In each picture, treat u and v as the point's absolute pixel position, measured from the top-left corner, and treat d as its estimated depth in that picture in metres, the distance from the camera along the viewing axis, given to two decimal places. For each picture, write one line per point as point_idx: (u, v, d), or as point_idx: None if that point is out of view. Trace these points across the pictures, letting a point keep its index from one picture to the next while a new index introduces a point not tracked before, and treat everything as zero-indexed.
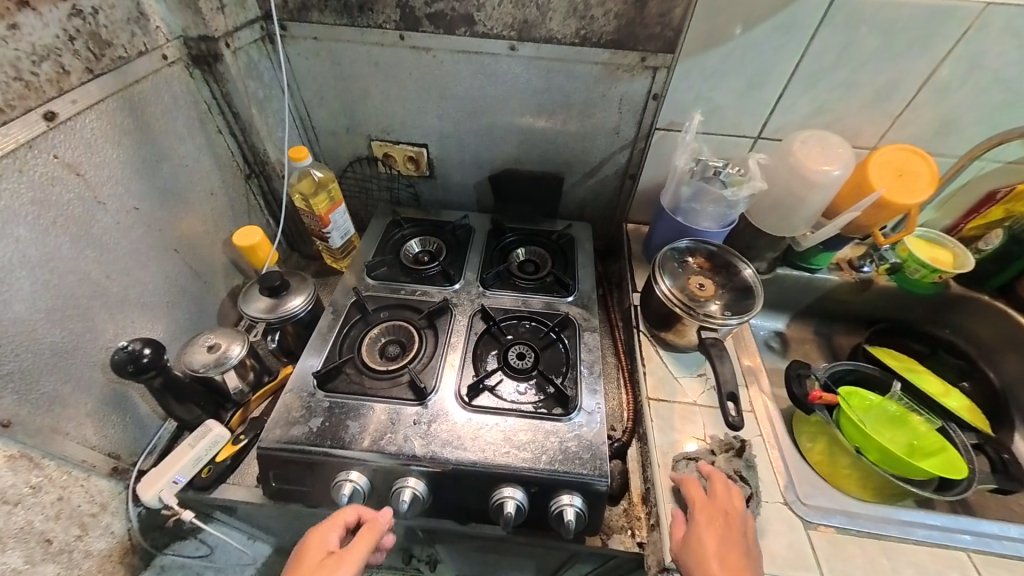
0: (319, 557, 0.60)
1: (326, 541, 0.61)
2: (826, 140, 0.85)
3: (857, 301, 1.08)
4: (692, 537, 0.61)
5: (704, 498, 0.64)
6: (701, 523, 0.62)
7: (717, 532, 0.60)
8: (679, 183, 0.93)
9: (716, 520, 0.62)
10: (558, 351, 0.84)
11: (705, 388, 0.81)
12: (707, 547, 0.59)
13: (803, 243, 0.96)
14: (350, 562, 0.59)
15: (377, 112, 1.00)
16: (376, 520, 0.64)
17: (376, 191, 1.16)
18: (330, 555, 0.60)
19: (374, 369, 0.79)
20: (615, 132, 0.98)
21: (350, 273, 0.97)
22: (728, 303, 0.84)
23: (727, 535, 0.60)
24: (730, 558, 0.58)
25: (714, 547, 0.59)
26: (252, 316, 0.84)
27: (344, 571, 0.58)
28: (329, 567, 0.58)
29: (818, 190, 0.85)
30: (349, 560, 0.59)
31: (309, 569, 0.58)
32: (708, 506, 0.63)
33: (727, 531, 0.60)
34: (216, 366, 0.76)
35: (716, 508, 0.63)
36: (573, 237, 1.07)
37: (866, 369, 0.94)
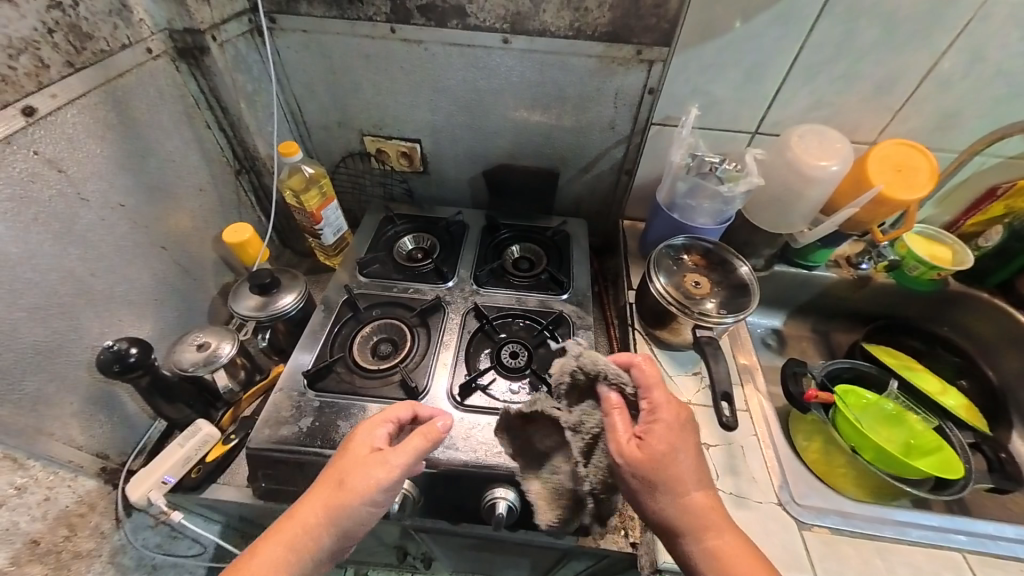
0: (362, 447, 0.58)
1: (373, 434, 0.60)
2: (824, 135, 0.83)
3: (855, 298, 1.07)
4: (654, 456, 0.54)
5: (654, 407, 0.57)
6: (654, 431, 0.55)
7: (677, 444, 0.55)
8: (675, 179, 0.92)
9: (676, 429, 0.56)
10: (552, 349, 0.83)
11: (699, 386, 0.80)
12: (659, 455, 0.54)
13: (800, 240, 0.95)
14: (391, 467, 0.56)
15: (369, 106, 0.98)
16: (431, 427, 0.59)
17: (369, 187, 1.14)
18: (373, 452, 0.58)
19: (366, 368, 0.78)
20: (611, 127, 0.97)
21: (343, 270, 0.96)
22: (724, 300, 0.82)
23: (687, 442, 0.56)
24: (678, 458, 0.55)
25: (677, 463, 0.55)
26: (242, 314, 0.83)
27: (381, 474, 0.55)
28: (368, 463, 0.56)
29: (816, 186, 0.83)
30: (389, 464, 0.56)
31: (350, 460, 0.57)
32: (663, 417, 0.56)
33: (687, 439, 0.56)
34: (206, 364, 0.75)
35: (669, 415, 0.57)
36: (569, 233, 1.05)
37: (864, 367, 0.93)
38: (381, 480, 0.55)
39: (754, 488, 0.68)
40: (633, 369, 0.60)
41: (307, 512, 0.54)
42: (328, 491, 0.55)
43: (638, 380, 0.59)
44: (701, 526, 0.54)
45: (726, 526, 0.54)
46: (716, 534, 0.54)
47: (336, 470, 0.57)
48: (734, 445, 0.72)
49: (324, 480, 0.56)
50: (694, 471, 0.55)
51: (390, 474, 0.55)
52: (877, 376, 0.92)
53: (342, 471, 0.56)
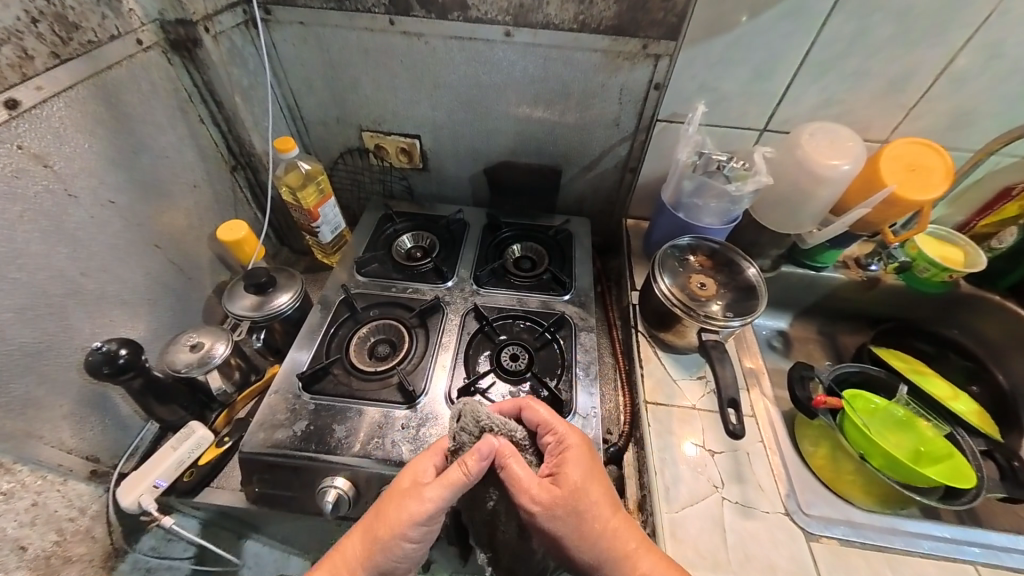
0: (408, 478, 0.59)
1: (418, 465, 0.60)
2: (835, 133, 0.81)
3: (863, 300, 1.05)
4: (571, 489, 0.59)
5: (556, 441, 0.62)
6: (570, 474, 0.59)
7: (588, 469, 0.61)
8: (680, 177, 0.90)
9: (583, 452, 0.61)
10: (553, 351, 0.81)
11: (704, 391, 0.78)
12: (581, 496, 0.59)
13: (808, 241, 0.92)
14: (427, 501, 0.55)
15: (367, 101, 0.96)
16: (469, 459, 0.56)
17: (368, 183, 1.12)
18: (414, 484, 0.58)
19: (363, 370, 0.76)
20: (615, 124, 0.94)
21: (340, 269, 0.94)
22: (729, 303, 0.80)
23: (594, 465, 0.62)
24: (597, 492, 0.60)
25: (588, 492, 0.59)
26: (238, 314, 0.81)
27: (417, 509, 0.55)
28: (410, 497, 0.56)
29: (826, 185, 0.81)
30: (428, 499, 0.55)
31: (391, 492, 0.58)
32: (570, 448, 0.61)
33: (595, 463, 0.62)
34: (200, 365, 0.74)
35: (576, 444, 0.62)
36: (572, 232, 1.03)
37: (872, 371, 0.91)
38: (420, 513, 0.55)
39: (760, 497, 0.66)
40: (526, 413, 0.64)
41: (351, 542, 0.57)
42: (367, 521, 0.57)
43: (536, 421, 0.64)
44: (624, 551, 0.57)
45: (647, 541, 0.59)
46: (640, 555, 0.57)
47: (380, 502, 0.58)
48: (740, 452, 0.70)
49: (369, 512, 0.58)
50: (608, 494, 0.61)
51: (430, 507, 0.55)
52: (885, 380, 0.91)
53: (383, 502, 0.57)
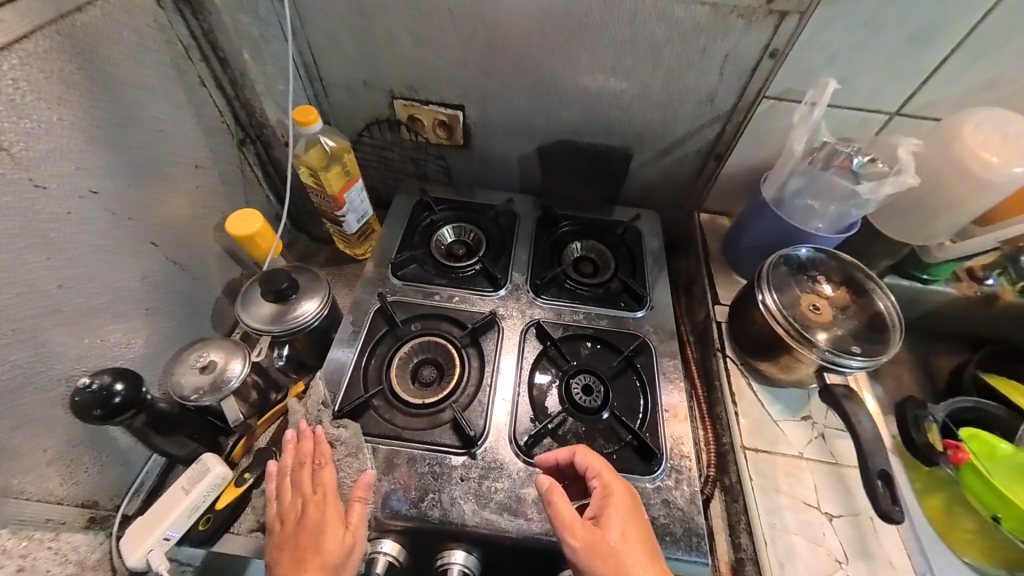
0: (314, 503, 0.55)
1: (326, 483, 0.56)
2: (1009, 125, 0.64)
3: (973, 318, 0.90)
4: (611, 537, 0.49)
5: (601, 480, 0.54)
6: (610, 522, 0.50)
7: (631, 521, 0.50)
8: (792, 171, 0.73)
9: (629, 501, 0.52)
10: (631, 383, 0.68)
11: (811, 437, 0.66)
12: (621, 545, 0.48)
13: (936, 254, 0.76)
14: (354, 527, 0.54)
15: (403, 62, 0.78)
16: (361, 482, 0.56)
17: (398, 161, 0.95)
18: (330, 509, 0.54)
19: (409, 403, 0.64)
20: (707, 101, 0.76)
21: (370, 269, 0.79)
22: (853, 334, 0.66)
23: (640, 518, 0.52)
24: (642, 546, 0.49)
25: (627, 543, 0.49)
26: (255, 326, 0.68)
27: (349, 538, 0.53)
28: (334, 525, 0.53)
29: (986, 192, 0.66)
30: (350, 526, 0.54)
31: (311, 524, 0.53)
32: (616, 496, 0.52)
33: (637, 505, 0.53)
34: (213, 391, 0.62)
35: (624, 491, 0.53)
36: (640, 231, 0.88)
37: (990, 407, 0.78)
38: (348, 542, 0.53)
39: None
40: (577, 456, 0.56)
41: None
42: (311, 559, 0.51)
43: (588, 466, 0.55)
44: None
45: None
46: None
47: (306, 538, 0.52)
48: (862, 518, 0.60)
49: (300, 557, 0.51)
50: (647, 545, 0.49)
51: (351, 534, 0.53)
52: (1003, 419, 0.78)
53: (309, 536, 0.52)
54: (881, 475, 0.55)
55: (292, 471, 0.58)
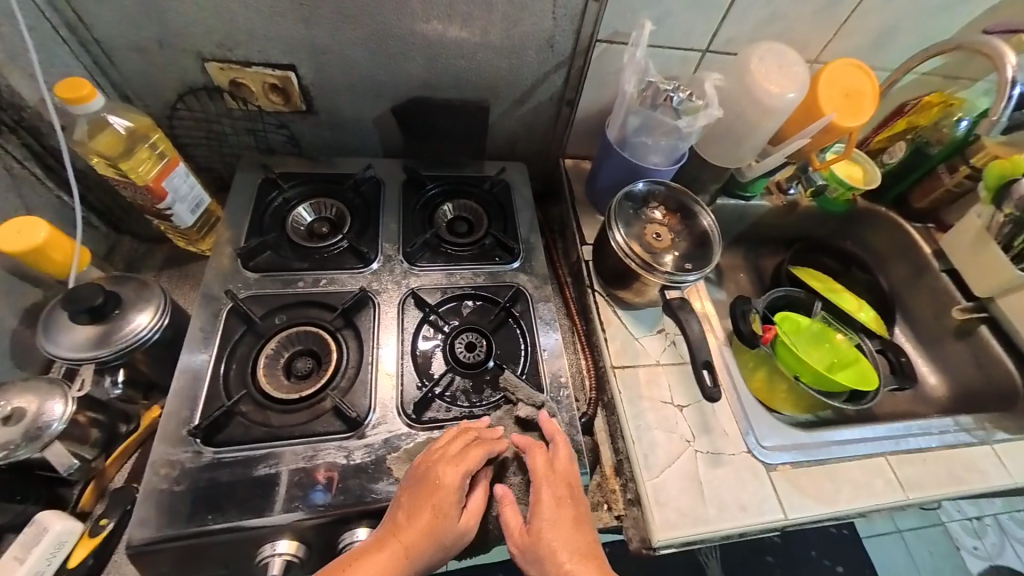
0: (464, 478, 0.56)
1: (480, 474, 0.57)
2: (783, 56, 0.76)
3: (784, 223, 1.10)
4: (544, 539, 0.54)
5: (546, 483, 0.57)
6: (548, 522, 0.55)
7: (564, 516, 0.56)
8: (627, 112, 0.79)
9: (561, 498, 0.57)
10: (511, 330, 0.73)
11: (665, 345, 0.77)
12: (557, 541, 0.54)
13: (748, 173, 0.90)
14: (472, 515, 0.55)
15: (202, 15, 0.65)
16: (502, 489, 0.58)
17: (232, 135, 0.82)
18: (461, 487, 0.54)
19: (282, 400, 0.61)
20: (549, 46, 0.77)
21: (215, 266, 0.70)
22: (687, 254, 0.77)
23: (572, 510, 0.56)
24: (575, 538, 0.55)
25: (559, 541, 0.54)
26: (69, 357, 0.58)
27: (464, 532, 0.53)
28: (456, 512, 0.53)
29: (771, 115, 0.77)
30: (469, 510, 0.55)
31: (446, 488, 0.53)
32: (548, 499, 0.56)
33: (571, 498, 0.57)
34: (30, 439, 0.54)
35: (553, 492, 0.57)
36: (509, 183, 0.89)
37: (794, 293, 0.98)
38: (461, 526, 0.53)
39: (725, 444, 0.70)
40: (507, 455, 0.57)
41: (409, 528, 0.51)
42: (428, 516, 0.51)
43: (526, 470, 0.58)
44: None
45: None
46: None
47: (431, 498, 0.52)
48: (704, 402, 0.73)
49: (419, 506, 0.52)
50: (576, 540, 0.55)
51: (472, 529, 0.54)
52: (804, 300, 0.98)
53: (440, 498, 0.52)
54: (706, 365, 0.72)
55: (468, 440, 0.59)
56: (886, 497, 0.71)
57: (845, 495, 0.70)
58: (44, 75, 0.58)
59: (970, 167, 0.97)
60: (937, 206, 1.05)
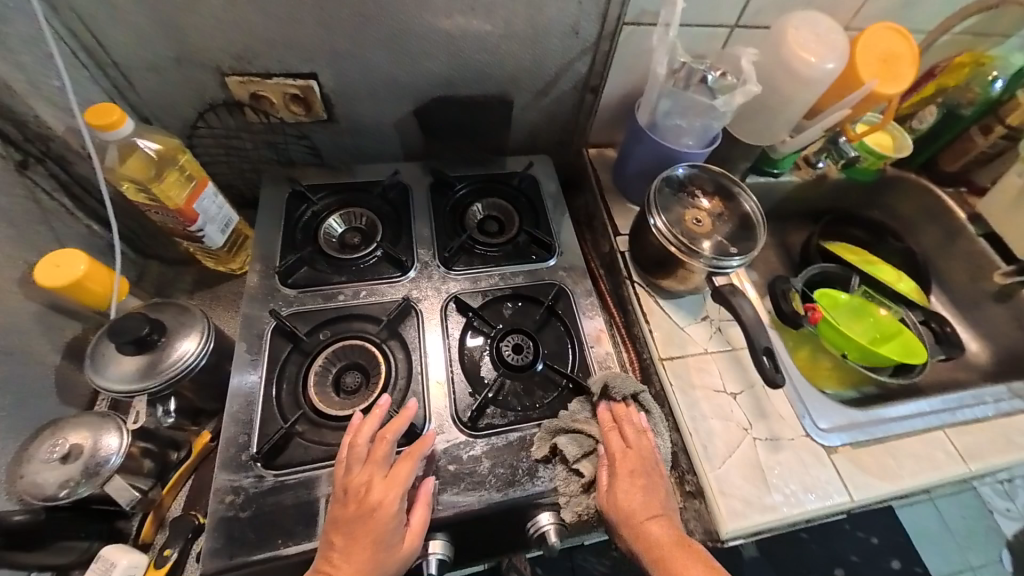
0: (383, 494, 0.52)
1: (398, 481, 0.52)
2: (818, 26, 0.74)
3: (813, 197, 1.07)
4: (628, 510, 0.55)
5: (628, 455, 0.59)
6: (627, 489, 0.57)
7: (642, 487, 0.57)
8: (658, 95, 0.76)
9: (641, 465, 0.58)
10: (556, 328, 0.72)
11: (711, 332, 0.76)
12: (639, 509, 0.55)
13: (781, 149, 0.87)
14: (414, 536, 0.52)
15: (218, 26, 0.63)
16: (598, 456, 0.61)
17: (252, 150, 0.80)
18: (399, 508, 0.52)
19: (337, 417, 0.60)
20: (573, 32, 0.74)
21: (251, 285, 0.69)
22: (730, 237, 0.75)
23: (651, 481, 0.58)
24: (656, 505, 0.56)
25: (643, 506, 0.55)
26: (117, 390, 0.56)
27: (409, 547, 0.51)
28: (395, 537, 0.51)
29: (808, 88, 0.75)
30: (409, 531, 0.52)
31: (382, 516, 0.50)
32: (628, 465, 0.58)
33: (650, 466, 0.59)
34: (91, 475, 0.53)
35: (631, 459, 0.59)
36: (536, 177, 0.87)
37: (830, 268, 0.95)
38: (404, 549, 0.51)
39: (782, 428, 0.69)
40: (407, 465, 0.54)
41: (346, 566, 0.49)
42: (367, 552, 0.49)
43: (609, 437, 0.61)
44: (662, 546, 0.52)
45: (687, 540, 0.53)
46: (680, 561, 0.51)
47: (368, 531, 0.50)
48: (756, 387, 0.72)
49: (353, 544, 0.49)
50: (656, 511, 0.56)
51: (413, 541, 0.52)
52: (840, 274, 0.96)
53: (378, 528, 0.50)
54: (766, 351, 0.70)
55: (369, 448, 0.55)
56: (948, 470, 0.70)
57: (908, 470, 0.69)
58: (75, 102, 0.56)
59: (1006, 126, 0.95)
60: (969, 169, 1.02)
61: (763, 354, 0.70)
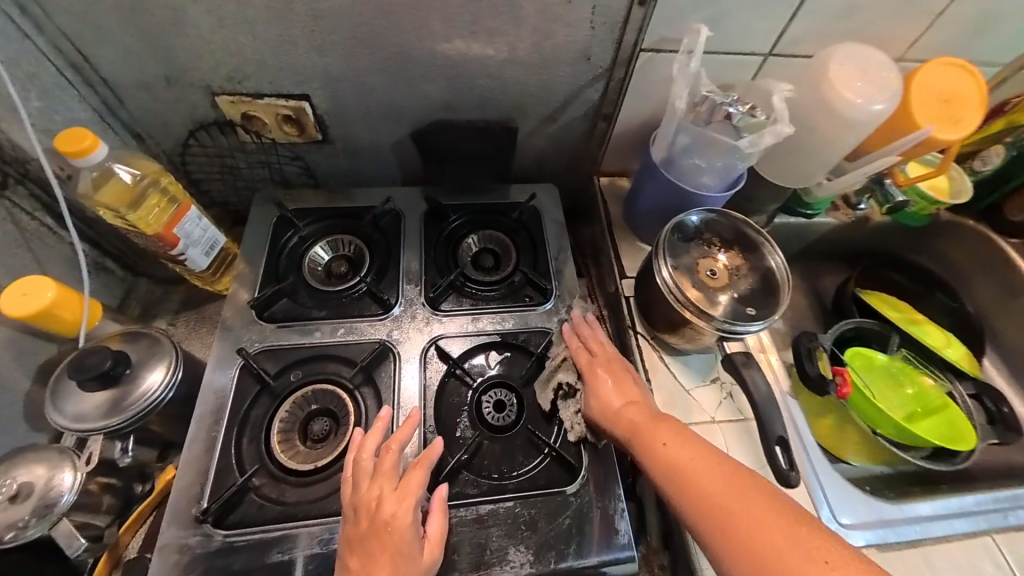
0: (396, 501, 0.50)
1: (412, 490, 0.51)
2: (865, 60, 0.65)
3: (853, 240, 0.96)
4: (607, 408, 0.59)
5: (596, 363, 0.63)
6: (598, 381, 0.61)
7: (610, 378, 0.61)
8: (676, 130, 0.69)
9: (609, 363, 0.62)
10: (544, 384, 0.65)
11: (720, 399, 0.68)
12: (613, 397, 0.59)
13: (817, 193, 0.79)
14: (434, 545, 0.50)
15: (206, 48, 0.60)
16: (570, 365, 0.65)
17: (246, 169, 0.77)
18: (415, 519, 0.50)
19: (296, 472, 0.56)
20: (584, 58, 0.68)
21: (228, 316, 0.66)
22: (748, 295, 0.67)
23: (621, 374, 0.61)
24: (629, 391, 0.59)
25: (615, 394, 0.59)
26: (75, 427, 0.54)
27: (430, 553, 0.50)
28: (415, 548, 0.49)
29: (850, 130, 0.66)
30: (429, 542, 0.51)
31: (398, 529, 0.48)
32: (595, 364, 0.63)
33: (618, 367, 0.62)
34: (42, 515, 0.51)
35: (596, 358, 0.63)
36: (539, 209, 0.81)
37: (866, 324, 0.84)
38: (423, 562, 0.49)
39: None
40: (420, 470, 0.52)
41: None
42: (387, 567, 0.46)
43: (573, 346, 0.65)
44: (639, 425, 0.55)
45: (661, 417, 0.56)
46: (653, 430, 0.54)
47: (384, 546, 0.47)
48: (768, 468, 0.63)
49: (371, 564, 0.46)
50: (631, 397, 0.59)
51: (434, 547, 0.50)
52: (878, 332, 0.84)
53: (394, 541, 0.48)
54: (779, 442, 0.64)
55: (375, 455, 0.53)
56: None
57: None
58: (29, 126, 0.53)
59: None
60: None
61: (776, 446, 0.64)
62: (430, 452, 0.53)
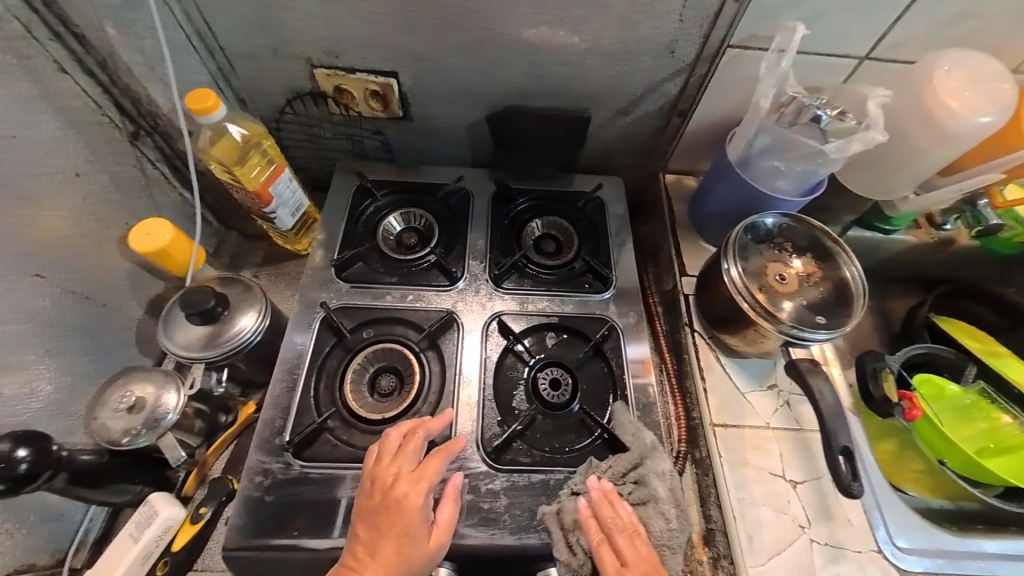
0: (410, 484, 0.52)
1: (428, 475, 0.53)
2: (975, 69, 0.62)
3: (933, 263, 0.90)
4: None
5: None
6: None
7: None
8: (756, 131, 0.68)
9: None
10: (598, 369, 0.67)
11: (776, 405, 0.67)
12: None
13: (900, 208, 0.75)
14: (441, 531, 0.52)
15: (313, 23, 0.65)
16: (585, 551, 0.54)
17: (331, 139, 0.83)
18: (426, 503, 0.52)
19: (365, 420, 0.60)
20: (667, 52, 0.68)
21: (309, 272, 0.71)
22: (818, 304, 0.65)
23: None
24: None
25: None
26: (180, 353, 0.61)
27: (437, 544, 0.51)
28: (422, 531, 0.51)
29: (952, 142, 0.63)
30: (436, 528, 0.52)
31: (408, 509, 0.50)
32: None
33: None
34: (149, 428, 0.57)
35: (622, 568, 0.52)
36: (604, 201, 0.82)
37: (941, 351, 0.80)
38: (429, 546, 0.51)
39: (847, 539, 0.59)
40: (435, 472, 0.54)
41: (372, 560, 0.48)
42: (393, 543, 0.49)
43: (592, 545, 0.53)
44: None
45: None
46: None
47: (393, 524, 0.50)
48: (823, 482, 0.62)
49: (379, 537, 0.49)
50: None
51: (441, 541, 0.52)
52: (952, 360, 0.80)
53: (404, 520, 0.50)
54: (842, 451, 0.59)
55: (399, 439, 0.56)
56: None
57: None
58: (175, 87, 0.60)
59: None
60: None
61: (838, 454, 0.59)
62: (455, 444, 0.56)
